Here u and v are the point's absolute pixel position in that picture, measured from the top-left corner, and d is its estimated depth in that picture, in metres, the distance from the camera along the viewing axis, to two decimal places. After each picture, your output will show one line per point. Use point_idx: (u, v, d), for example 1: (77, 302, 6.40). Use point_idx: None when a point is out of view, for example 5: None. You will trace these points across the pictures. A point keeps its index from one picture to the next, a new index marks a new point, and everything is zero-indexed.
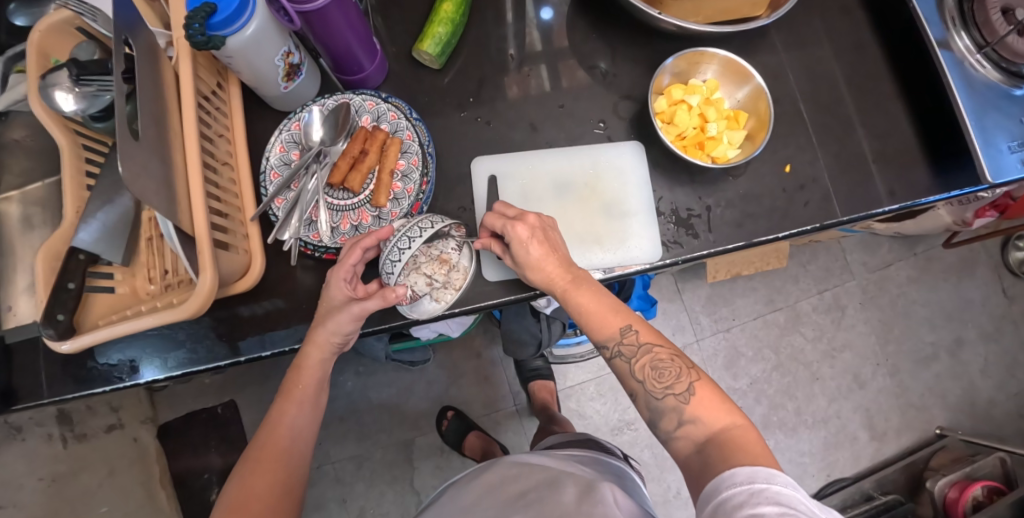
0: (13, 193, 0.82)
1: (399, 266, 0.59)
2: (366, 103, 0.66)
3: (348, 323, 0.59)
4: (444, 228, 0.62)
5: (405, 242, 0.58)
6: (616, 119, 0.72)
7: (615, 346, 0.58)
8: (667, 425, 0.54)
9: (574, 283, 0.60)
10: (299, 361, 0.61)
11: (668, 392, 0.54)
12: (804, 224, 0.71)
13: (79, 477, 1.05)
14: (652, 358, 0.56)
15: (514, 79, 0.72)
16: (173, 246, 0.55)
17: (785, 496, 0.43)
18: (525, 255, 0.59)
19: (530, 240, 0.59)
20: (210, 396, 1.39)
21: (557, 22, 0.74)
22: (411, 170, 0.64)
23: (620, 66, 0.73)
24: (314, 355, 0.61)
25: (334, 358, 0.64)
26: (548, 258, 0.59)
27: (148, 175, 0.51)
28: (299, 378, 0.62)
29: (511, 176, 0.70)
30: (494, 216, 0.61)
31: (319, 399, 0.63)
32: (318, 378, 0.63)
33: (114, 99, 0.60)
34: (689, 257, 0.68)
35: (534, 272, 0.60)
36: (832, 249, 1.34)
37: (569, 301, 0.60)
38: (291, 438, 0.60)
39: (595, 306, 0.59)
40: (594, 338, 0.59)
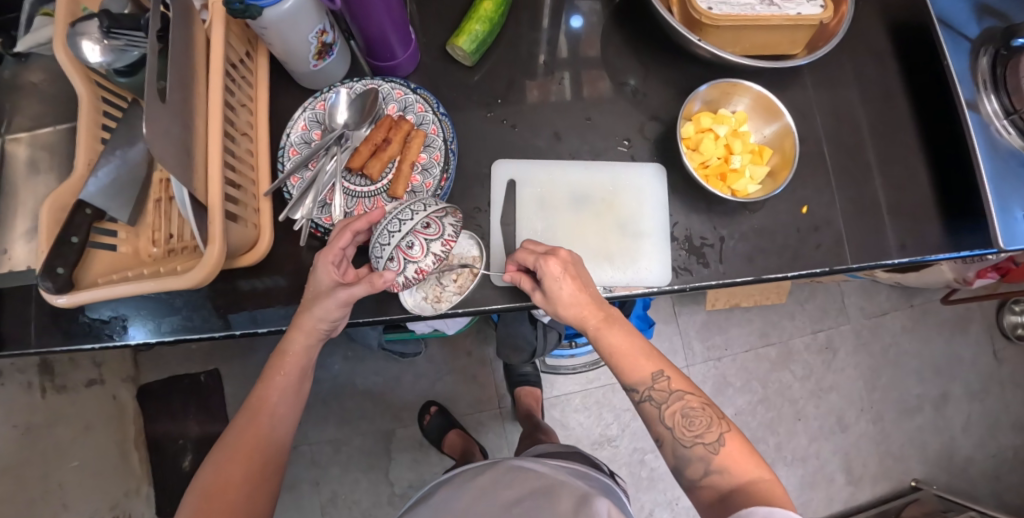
0: (21, 135, 0.89)
1: (388, 246, 0.56)
2: (395, 91, 0.65)
3: (337, 310, 0.59)
4: (442, 211, 0.58)
5: (398, 225, 0.56)
6: (641, 138, 0.71)
7: (646, 390, 0.58)
8: (693, 473, 0.56)
9: (606, 322, 0.59)
10: (285, 347, 0.60)
11: (697, 440, 0.56)
12: (814, 266, 0.71)
13: (54, 429, 1.10)
14: (683, 405, 0.57)
15: (540, 84, 0.72)
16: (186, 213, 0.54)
17: None
18: (558, 291, 0.58)
19: (562, 277, 0.58)
20: (195, 363, 1.37)
21: (590, 34, 0.74)
22: (432, 164, 0.62)
23: (650, 85, 0.72)
24: (301, 341, 0.60)
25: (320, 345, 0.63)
26: (581, 296, 0.59)
27: (170, 139, 0.50)
28: (283, 364, 0.61)
29: (531, 183, 0.69)
30: (523, 253, 0.60)
31: (301, 387, 0.63)
32: (303, 365, 0.62)
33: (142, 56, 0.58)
34: (697, 285, 0.67)
35: (566, 309, 0.59)
36: (831, 289, 1.35)
37: (600, 339, 0.60)
38: (281, 421, 0.61)
39: (626, 348, 0.59)
40: (622, 379, 0.60)
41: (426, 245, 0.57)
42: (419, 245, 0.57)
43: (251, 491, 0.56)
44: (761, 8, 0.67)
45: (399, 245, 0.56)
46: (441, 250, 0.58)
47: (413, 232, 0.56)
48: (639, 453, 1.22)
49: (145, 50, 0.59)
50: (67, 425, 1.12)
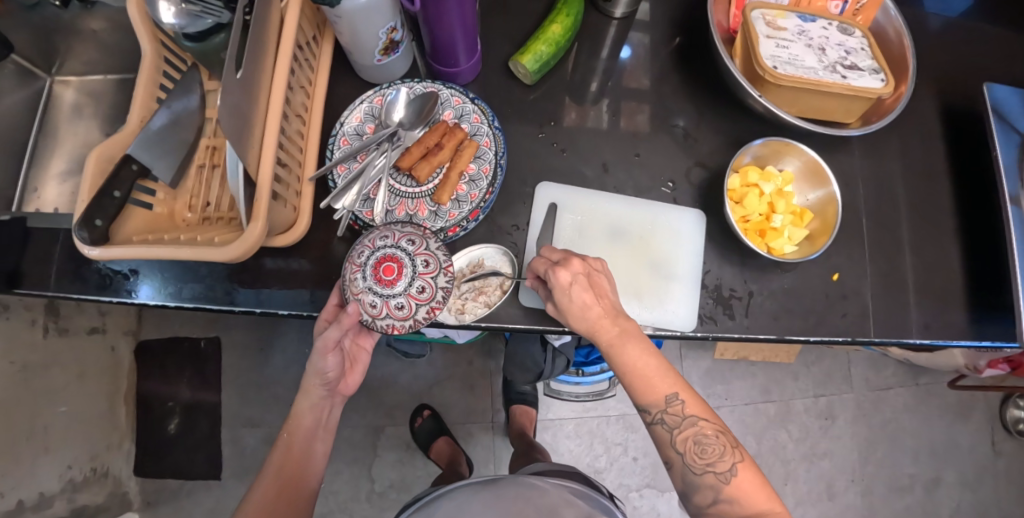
0: (72, 79, 1.01)
1: (393, 294, 0.60)
2: (453, 98, 0.65)
3: (331, 356, 0.65)
4: (424, 240, 0.61)
5: (373, 266, 0.60)
6: (686, 183, 0.71)
7: (659, 413, 0.59)
8: (701, 500, 0.58)
9: (620, 339, 0.59)
10: (298, 410, 0.69)
11: (708, 469, 0.57)
12: (837, 334, 0.71)
13: (49, 371, 1.09)
14: (696, 432, 0.58)
15: (594, 113, 0.72)
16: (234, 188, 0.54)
17: None
18: (569, 303, 0.58)
19: (573, 287, 0.58)
20: (196, 327, 1.36)
21: (649, 71, 0.75)
22: (480, 177, 0.63)
23: (701, 131, 0.73)
24: (309, 400, 0.69)
25: (330, 399, 0.70)
26: (592, 309, 0.58)
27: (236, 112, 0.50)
28: (298, 426, 0.69)
29: (573, 210, 0.69)
30: (539, 260, 0.60)
31: (312, 448, 0.69)
32: (314, 420, 0.69)
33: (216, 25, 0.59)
34: (719, 335, 0.67)
35: (578, 321, 0.59)
36: (839, 356, 1.34)
37: (614, 357, 0.59)
38: (299, 469, 0.68)
39: (641, 367, 0.59)
40: (637, 399, 0.60)
41: (432, 280, 0.60)
42: (428, 286, 0.60)
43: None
44: (823, 75, 0.68)
45: (407, 292, 0.60)
46: (444, 281, 0.60)
47: (418, 276, 0.60)
48: (624, 489, 1.21)
49: (220, 20, 0.60)
50: (63, 369, 1.12)
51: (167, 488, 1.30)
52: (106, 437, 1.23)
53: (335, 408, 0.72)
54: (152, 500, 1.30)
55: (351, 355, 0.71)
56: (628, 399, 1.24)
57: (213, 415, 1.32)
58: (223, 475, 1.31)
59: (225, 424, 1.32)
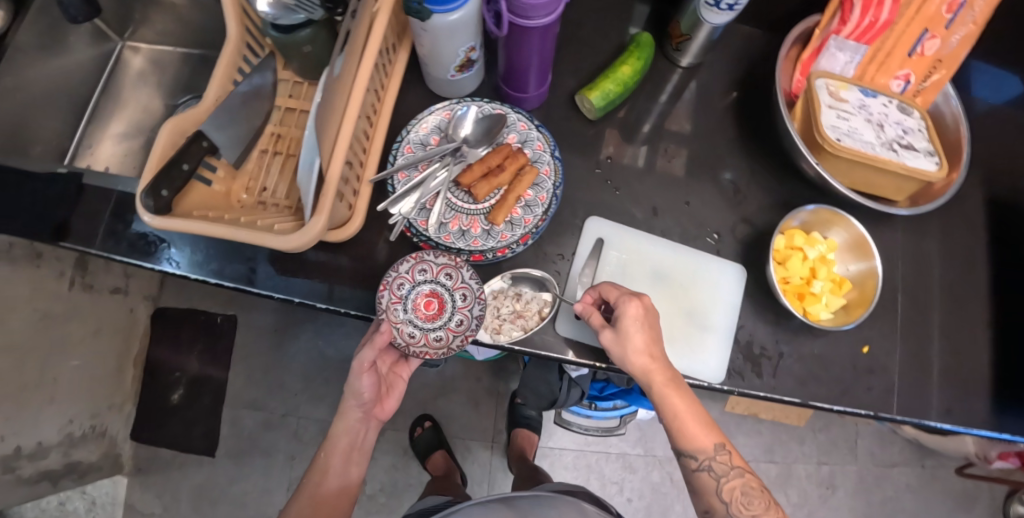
0: (142, 47, 1.06)
1: (433, 327, 0.65)
2: (519, 123, 0.67)
3: (366, 376, 0.70)
4: (457, 270, 0.64)
5: (415, 299, 0.65)
6: (731, 236, 0.73)
7: (707, 460, 0.60)
8: None
9: (675, 382, 0.60)
10: (334, 431, 0.73)
11: None
12: (860, 406, 0.71)
13: (69, 323, 1.14)
14: (743, 483, 0.59)
15: (649, 156, 0.74)
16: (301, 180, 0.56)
17: None
18: (632, 338, 0.59)
19: (640, 324, 0.59)
20: (216, 302, 1.36)
21: (707, 123, 0.76)
22: (536, 203, 0.65)
23: (751, 188, 0.74)
24: (346, 422, 0.73)
25: (365, 421, 0.74)
26: (650, 345, 0.60)
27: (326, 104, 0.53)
28: (335, 447, 0.73)
29: (619, 247, 0.70)
30: (606, 293, 0.62)
31: (348, 468, 0.73)
32: (350, 439, 0.73)
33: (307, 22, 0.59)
34: (745, 391, 0.68)
35: (638, 357, 0.59)
36: (846, 426, 1.33)
37: (667, 400, 0.60)
38: (334, 485, 0.72)
39: (693, 414, 0.60)
40: (683, 445, 0.61)
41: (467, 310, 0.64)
42: (464, 318, 0.64)
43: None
44: (880, 151, 0.69)
45: (447, 325, 0.64)
46: (476, 314, 0.63)
47: (457, 310, 0.64)
48: None
49: (312, 16, 0.60)
50: (81, 323, 1.16)
51: (160, 457, 1.31)
52: (109, 397, 1.25)
53: (370, 432, 0.75)
54: (145, 467, 1.31)
55: (387, 380, 0.76)
56: (630, 439, 1.24)
57: (216, 392, 1.32)
58: (216, 454, 1.31)
59: (227, 403, 1.32)
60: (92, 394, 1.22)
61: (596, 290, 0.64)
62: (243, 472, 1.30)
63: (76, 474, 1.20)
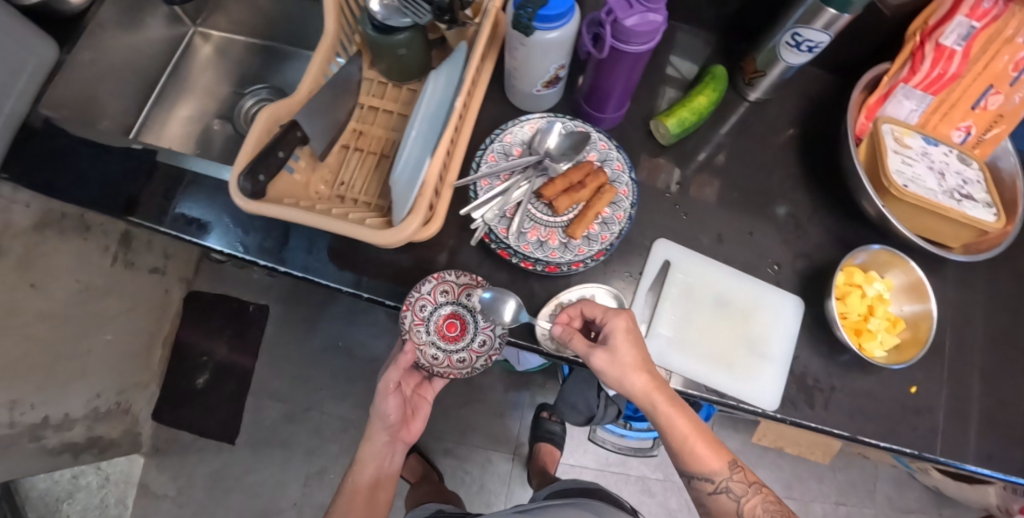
0: (214, 34, 1.10)
1: (456, 348, 0.73)
2: (600, 143, 0.70)
3: (390, 398, 0.83)
4: (479, 289, 0.69)
5: (437, 322, 0.72)
6: (790, 268, 0.75)
7: (725, 481, 0.65)
8: None
9: (677, 404, 0.63)
10: (364, 454, 0.86)
11: None
12: (906, 445, 0.72)
13: (106, 298, 1.16)
14: (760, 499, 0.65)
15: (715, 186, 0.77)
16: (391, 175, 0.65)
17: None
18: (627, 358, 0.62)
19: (632, 343, 0.63)
20: (250, 290, 1.38)
21: (772, 157, 0.79)
22: (613, 221, 0.68)
23: (812, 223, 0.76)
24: (374, 446, 0.86)
25: (392, 444, 0.87)
26: (647, 365, 0.63)
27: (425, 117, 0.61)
28: (362, 473, 0.85)
29: (683, 270, 0.72)
30: (591, 310, 0.64)
31: (376, 493, 0.85)
32: (377, 464, 0.86)
33: (411, 26, 0.62)
34: (798, 421, 0.70)
35: (637, 379, 0.62)
36: (866, 468, 1.33)
37: (675, 425, 0.63)
38: (369, 496, 0.84)
39: (697, 434, 0.64)
40: (698, 468, 0.65)
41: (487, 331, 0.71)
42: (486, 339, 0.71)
43: None
44: (942, 198, 0.72)
45: (470, 346, 0.72)
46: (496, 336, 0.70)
47: (479, 331, 0.72)
48: None
49: (416, 21, 0.63)
50: (117, 299, 1.18)
51: (180, 440, 1.31)
52: (136, 375, 1.26)
53: (396, 454, 0.88)
54: (163, 449, 1.31)
55: (413, 402, 0.89)
56: (651, 463, 1.25)
57: (241, 380, 1.33)
58: (236, 442, 1.31)
59: (251, 392, 1.33)
60: (120, 371, 1.23)
61: (579, 307, 0.66)
62: (261, 463, 1.30)
63: (98, 449, 1.21)
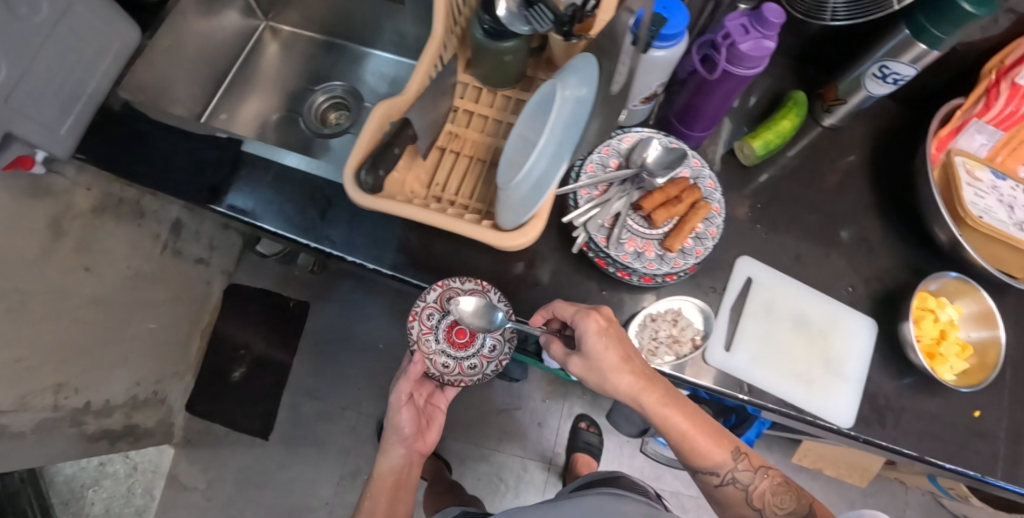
0: (283, 29, 1.11)
1: (465, 356, 0.78)
2: (693, 160, 0.73)
3: (404, 409, 0.84)
4: (486, 292, 0.74)
5: (445, 331, 0.78)
6: (862, 291, 0.77)
7: (729, 472, 0.66)
8: None
9: (667, 399, 0.64)
10: (381, 469, 0.84)
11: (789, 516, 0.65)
12: (972, 469, 0.73)
13: (152, 285, 1.16)
14: (766, 482, 0.66)
15: (791, 208, 0.80)
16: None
17: None
18: (603, 360, 0.64)
19: (610, 343, 0.64)
20: (291, 287, 1.38)
21: (846, 184, 0.82)
22: (706, 236, 0.70)
23: (884, 249, 0.79)
24: (391, 458, 0.85)
25: (410, 454, 0.86)
26: (629, 363, 0.64)
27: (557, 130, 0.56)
28: (381, 487, 0.83)
29: (764, 287, 0.75)
30: (567, 311, 0.66)
31: (397, 506, 0.83)
32: (393, 475, 0.84)
33: (529, 35, 0.63)
34: (869, 439, 0.72)
35: (622, 379, 0.64)
36: (898, 495, 1.34)
37: (670, 423, 0.64)
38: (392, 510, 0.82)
39: (694, 430, 0.65)
40: (701, 462, 0.66)
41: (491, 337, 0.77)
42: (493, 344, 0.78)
43: None
44: (1014, 230, 0.74)
45: (479, 352, 0.78)
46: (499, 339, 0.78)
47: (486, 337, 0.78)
48: None
49: (533, 30, 0.64)
50: (163, 287, 1.18)
51: (213, 432, 1.31)
52: (174, 365, 1.26)
53: (414, 465, 0.87)
54: (196, 440, 1.31)
55: (427, 412, 0.90)
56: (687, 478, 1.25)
57: (278, 375, 1.32)
58: (270, 437, 1.30)
59: (288, 387, 1.33)
60: (160, 360, 1.23)
61: (556, 307, 0.68)
62: (294, 459, 1.29)
63: (132, 438, 1.20)
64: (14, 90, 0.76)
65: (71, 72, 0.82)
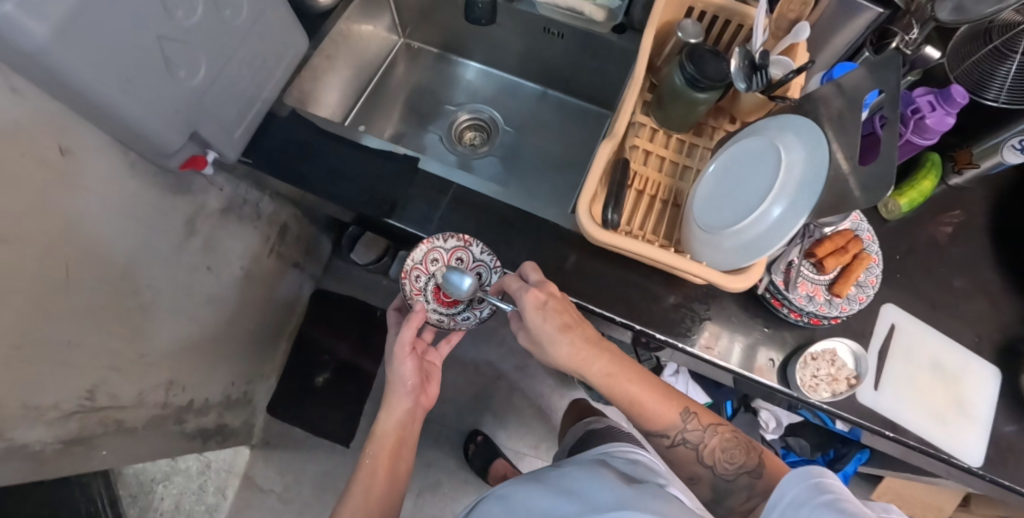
0: (416, 45, 1.14)
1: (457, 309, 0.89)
2: (853, 215, 0.80)
3: (407, 361, 0.84)
4: (469, 246, 0.83)
5: (432, 289, 0.88)
6: (988, 342, 0.84)
7: (680, 434, 0.74)
8: (736, 502, 0.73)
9: (612, 373, 0.74)
10: (383, 427, 0.85)
11: (739, 470, 0.73)
12: None
13: (257, 286, 1.19)
14: (718, 440, 0.74)
15: (925, 261, 0.86)
16: (700, 231, 0.71)
17: (834, 483, 0.57)
18: (542, 332, 0.73)
19: (544, 309, 0.73)
20: (378, 297, 1.43)
21: (974, 240, 0.88)
22: (867, 284, 0.77)
23: (1007, 303, 0.85)
24: (397, 413, 0.86)
25: (415, 408, 0.87)
26: (571, 330, 0.73)
27: (789, 179, 0.64)
28: (383, 445, 0.84)
29: (906, 332, 0.82)
30: (510, 285, 0.75)
31: (399, 465, 0.84)
32: (398, 431, 0.85)
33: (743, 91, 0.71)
34: (996, 478, 0.78)
35: (567, 353, 0.73)
36: None
37: (618, 389, 0.74)
38: (396, 469, 0.84)
39: (640, 395, 0.74)
40: (655, 426, 0.75)
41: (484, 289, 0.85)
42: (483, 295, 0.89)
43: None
44: None
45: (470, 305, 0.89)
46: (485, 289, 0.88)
47: None
48: None
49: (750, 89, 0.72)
50: (263, 288, 1.21)
51: (292, 436, 1.33)
52: (262, 366, 1.27)
53: (418, 419, 0.88)
54: (275, 443, 1.33)
55: (427, 370, 0.92)
56: None
57: (361, 383, 1.35)
58: (350, 445, 1.32)
59: (371, 396, 1.35)
60: (252, 360, 1.24)
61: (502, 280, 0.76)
62: None
63: (220, 437, 1.21)
64: (206, 90, 0.77)
65: (252, 77, 0.83)
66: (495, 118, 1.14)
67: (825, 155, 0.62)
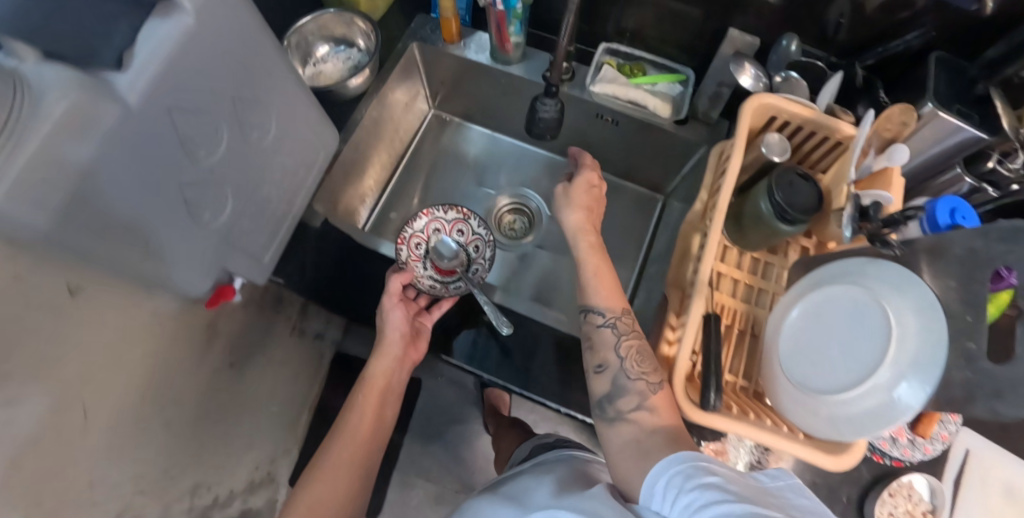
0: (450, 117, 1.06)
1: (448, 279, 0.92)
2: None
3: (397, 309, 0.80)
4: (467, 220, 0.95)
5: (429, 263, 0.92)
6: None
7: (612, 318, 0.69)
8: (625, 405, 0.62)
9: (597, 256, 0.75)
10: (372, 370, 0.79)
11: (642, 376, 0.64)
12: None
13: (280, 367, 1.15)
14: (639, 343, 0.67)
15: None
16: (789, 386, 0.66)
17: (715, 468, 0.51)
18: (577, 198, 0.81)
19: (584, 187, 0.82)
20: None
21: None
22: (949, 421, 0.74)
23: None
24: (386, 360, 0.79)
25: (406, 355, 0.81)
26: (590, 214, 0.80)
27: (902, 352, 0.59)
28: (370, 390, 0.78)
29: (984, 460, 0.78)
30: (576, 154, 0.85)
31: (385, 412, 0.78)
32: (387, 382, 0.79)
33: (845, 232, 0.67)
34: None
35: (582, 230, 0.78)
36: None
37: (586, 264, 0.74)
38: (374, 423, 0.76)
39: (602, 270, 0.73)
40: (597, 305, 0.70)
41: (480, 259, 0.94)
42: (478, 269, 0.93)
43: (356, 474, 0.72)
44: None
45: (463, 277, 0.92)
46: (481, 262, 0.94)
47: (471, 262, 0.94)
48: None
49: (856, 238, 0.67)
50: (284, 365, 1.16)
51: None
52: (286, 442, 1.22)
53: (404, 371, 0.81)
54: None
55: (416, 327, 0.83)
56: None
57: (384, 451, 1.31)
58: None
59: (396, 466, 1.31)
60: (276, 437, 1.19)
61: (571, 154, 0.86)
62: None
63: None
64: (233, 221, 0.68)
65: (283, 193, 0.75)
66: (541, 207, 1.04)
67: (941, 326, 0.56)
